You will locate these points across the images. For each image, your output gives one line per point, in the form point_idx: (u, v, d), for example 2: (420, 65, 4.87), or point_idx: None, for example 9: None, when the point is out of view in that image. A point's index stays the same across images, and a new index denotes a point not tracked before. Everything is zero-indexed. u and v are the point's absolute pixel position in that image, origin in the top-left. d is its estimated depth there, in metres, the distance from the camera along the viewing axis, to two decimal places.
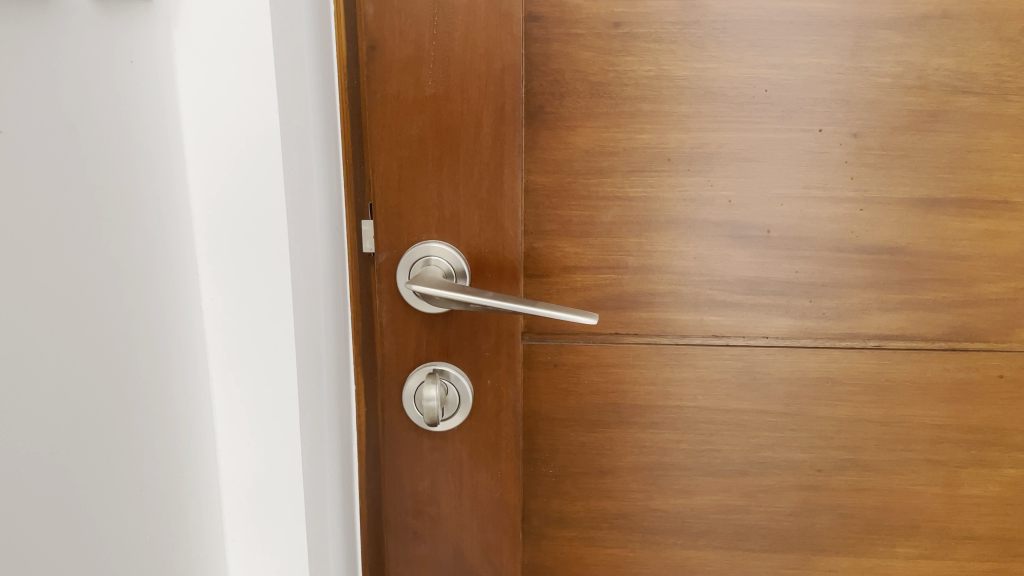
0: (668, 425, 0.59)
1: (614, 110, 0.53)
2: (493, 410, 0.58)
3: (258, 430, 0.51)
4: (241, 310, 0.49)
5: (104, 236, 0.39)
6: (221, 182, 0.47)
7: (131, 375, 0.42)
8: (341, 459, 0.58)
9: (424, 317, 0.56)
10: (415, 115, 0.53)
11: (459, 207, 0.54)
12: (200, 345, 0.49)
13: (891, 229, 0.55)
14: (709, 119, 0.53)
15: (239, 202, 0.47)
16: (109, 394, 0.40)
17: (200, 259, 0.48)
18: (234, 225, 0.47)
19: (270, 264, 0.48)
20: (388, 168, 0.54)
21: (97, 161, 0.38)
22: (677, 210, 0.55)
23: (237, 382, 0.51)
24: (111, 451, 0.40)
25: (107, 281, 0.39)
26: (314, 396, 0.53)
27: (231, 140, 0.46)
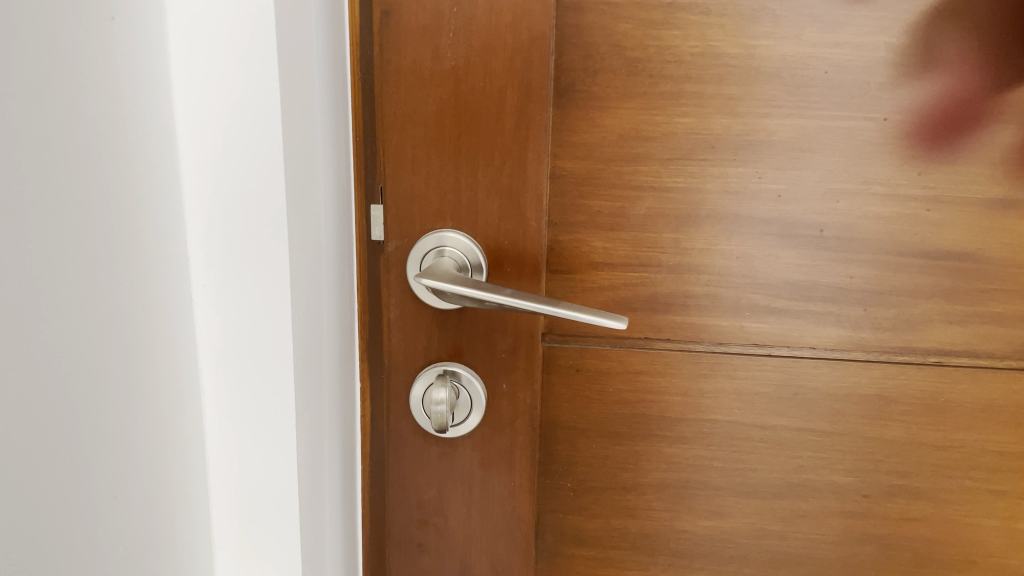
0: (700, 441, 0.54)
1: (653, 90, 0.48)
2: (509, 416, 0.53)
3: (251, 431, 0.47)
4: (236, 299, 0.44)
5: (81, 212, 0.34)
6: (216, 157, 0.42)
7: (116, 369, 0.37)
8: (341, 462, 0.53)
9: (436, 312, 0.52)
10: (432, 90, 0.48)
11: (478, 193, 0.49)
12: (189, 337, 0.44)
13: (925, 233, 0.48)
14: (761, 102, 0.47)
15: (233, 180, 0.42)
16: (91, 390, 0.36)
17: (191, 241, 0.43)
18: (228, 203, 0.42)
19: (267, 248, 0.43)
20: (401, 149, 0.49)
21: (74, 126, 0.33)
22: (719, 204, 0.49)
23: (227, 377, 0.46)
24: (84, 457, 0.35)
25: (86, 262, 0.34)
26: (313, 395, 0.49)
27: (228, 110, 0.41)
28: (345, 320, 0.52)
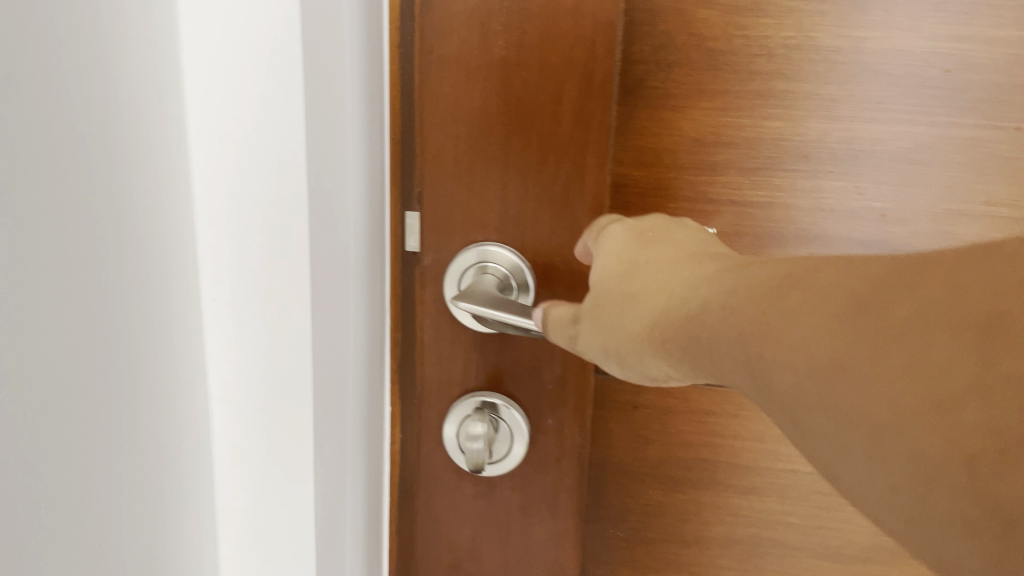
0: (775, 493, 0.47)
1: (737, 87, 0.41)
2: (553, 456, 0.47)
3: (264, 467, 0.41)
4: (250, 317, 0.39)
5: (65, 219, 0.28)
6: (231, 158, 0.36)
7: (105, 399, 0.32)
8: (366, 497, 0.47)
9: (475, 334, 0.46)
10: (478, 85, 0.41)
11: (528, 203, 0.43)
12: (197, 358, 0.39)
13: (624, 371, 0.33)
14: (866, 105, 0.40)
15: (250, 184, 0.37)
16: (82, 423, 0.30)
17: (202, 251, 0.38)
18: (244, 211, 0.37)
19: (285, 263, 0.38)
20: (441, 150, 0.43)
21: (59, 118, 0.28)
22: (810, 223, 0.42)
23: (240, 404, 0.41)
24: (72, 505, 0.30)
25: (71, 277, 0.29)
26: (334, 425, 0.43)
27: (246, 104, 0.35)
28: (376, 342, 0.46)
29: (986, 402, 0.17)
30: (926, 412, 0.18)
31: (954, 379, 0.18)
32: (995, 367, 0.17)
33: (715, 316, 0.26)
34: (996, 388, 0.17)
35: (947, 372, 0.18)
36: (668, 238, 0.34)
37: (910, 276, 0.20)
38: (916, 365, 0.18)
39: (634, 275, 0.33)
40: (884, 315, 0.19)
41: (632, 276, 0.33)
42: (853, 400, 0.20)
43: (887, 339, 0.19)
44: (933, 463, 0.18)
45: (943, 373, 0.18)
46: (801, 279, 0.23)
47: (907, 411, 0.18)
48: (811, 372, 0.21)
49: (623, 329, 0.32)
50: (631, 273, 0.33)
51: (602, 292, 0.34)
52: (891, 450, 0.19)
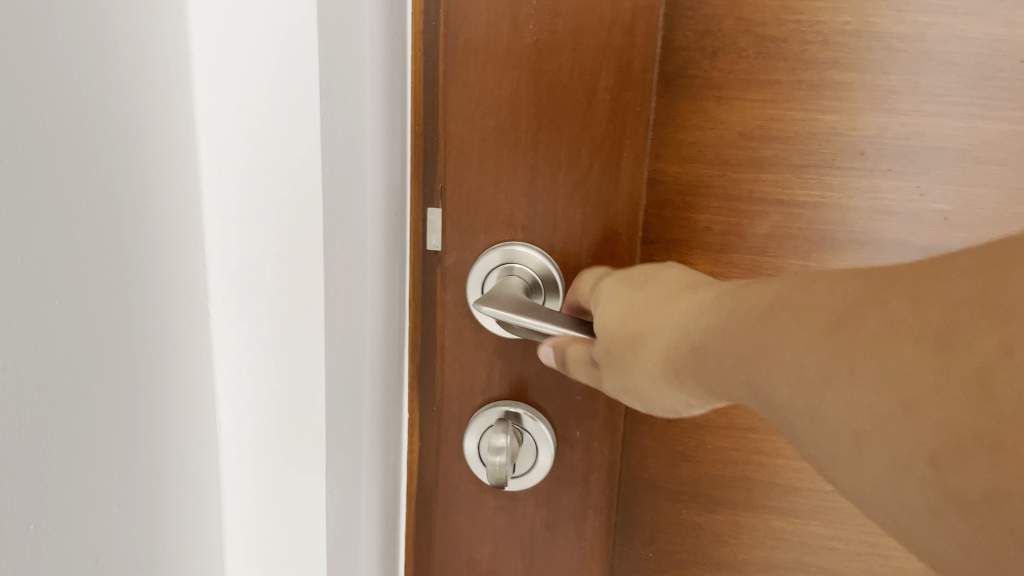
0: (819, 516, 0.43)
1: (788, 77, 0.37)
2: (581, 470, 0.44)
3: (273, 479, 0.39)
4: (258, 318, 0.36)
5: (55, 213, 0.26)
6: (241, 148, 0.34)
7: (105, 408, 0.29)
8: (384, 510, 0.45)
9: (500, 339, 0.43)
10: (506, 72, 0.38)
11: (558, 200, 0.40)
12: (204, 360, 0.37)
13: (649, 407, 0.34)
14: (930, 98, 0.37)
15: (260, 177, 0.34)
16: (80, 434, 0.28)
17: (209, 247, 0.35)
18: (255, 205, 0.34)
19: (297, 262, 0.35)
20: (466, 143, 0.40)
21: (46, 103, 0.25)
22: (863, 225, 0.39)
23: (250, 411, 0.38)
24: (66, 521, 0.28)
25: (66, 275, 0.27)
26: (350, 434, 0.40)
27: (256, 91, 0.33)
28: (394, 346, 0.43)
29: (943, 404, 0.17)
30: (905, 424, 0.18)
31: (915, 382, 0.18)
32: (969, 377, 0.17)
33: (719, 352, 0.26)
34: (959, 389, 0.17)
35: (912, 376, 0.18)
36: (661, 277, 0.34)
37: (880, 287, 0.20)
38: (887, 378, 0.19)
39: (634, 318, 0.33)
40: (855, 332, 0.20)
41: (632, 317, 0.33)
42: (840, 411, 0.20)
43: (861, 354, 0.20)
44: (906, 461, 0.18)
45: (909, 380, 0.18)
46: (785, 294, 0.24)
47: (877, 418, 0.19)
48: (800, 386, 0.22)
49: (636, 369, 0.32)
50: (630, 313, 0.33)
51: (605, 338, 0.34)
52: (863, 450, 0.20)
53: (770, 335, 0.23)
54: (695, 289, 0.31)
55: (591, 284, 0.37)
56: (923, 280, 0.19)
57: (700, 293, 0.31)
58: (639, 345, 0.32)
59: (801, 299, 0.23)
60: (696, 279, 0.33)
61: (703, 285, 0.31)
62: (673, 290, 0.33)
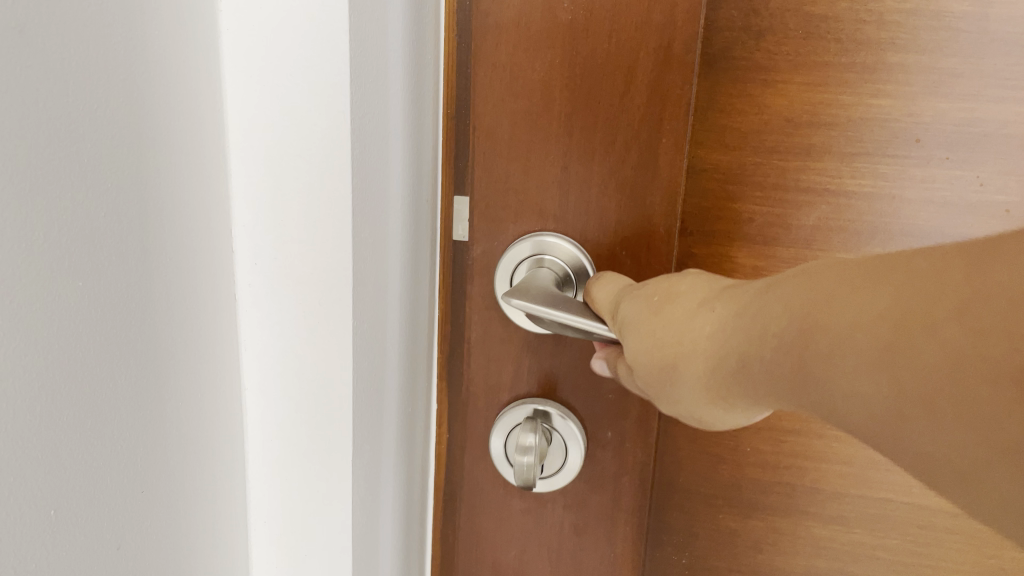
0: (864, 523, 0.41)
1: (839, 59, 0.35)
2: (613, 473, 0.42)
3: (299, 475, 0.37)
4: (283, 303, 0.34)
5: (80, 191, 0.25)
6: (268, 127, 0.32)
7: (133, 395, 0.28)
8: (409, 506, 0.43)
9: (529, 334, 0.41)
10: (539, 52, 0.37)
11: (592, 188, 0.38)
12: (230, 347, 0.35)
13: (704, 423, 0.33)
14: (995, 81, 0.34)
15: (288, 160, 0.32)
16: (107, 420, 0.27)
17: (237, 229, 0.34)
18: (282, 189, 0.33)
19: (322, 249, 0.33)
20: (496, 127, 0.38)
21: (72, 73, 0.24)
22: (918, 217, 0.36)
23: (276, 402, 0.36)
24: (89, 513, 0.26)
25: (91, 257, 0.25)
26: (376, 427, 0.38)
27: (284, 66, 0.31)
28: (422, 338, 0.41)
29: None
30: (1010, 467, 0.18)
31: (1004, 422, 0.18)
32: None
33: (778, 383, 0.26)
34: None
35: (1002, 415, 0.18)
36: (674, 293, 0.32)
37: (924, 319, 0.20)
38: (975, 421, 0.18)
39: (659, 349, 0.31)
40: (913, 367, 0.20)
41: (657, 347, 0.31)
42: (926, 449, 0.20)
43: (936, 397, 0.19)
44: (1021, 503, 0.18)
45: (997, 420, 0.18)
46: (815, 317, 0.23)
47: (971, 454, 0.19)
48: (874, 419, 0.21)
49: (684, 396, 0.31)
50: (654, 342, 0.31)
51: (637, 365, 0.33)
52: (967, 487, 0.19)
53: (820, 364, 0.23)
54: (716, 303, 0.30)
55: (609, 296, 0.35)
56: (969, 300, 0.19)
57: (722, 308, 0.29)
58: (679, 375, 0.30)
59: (838, 331, 0.22)
60: (714, 284, 0.31)
61: (722, 296, 0.30)
62: (692, 305, 0.31)
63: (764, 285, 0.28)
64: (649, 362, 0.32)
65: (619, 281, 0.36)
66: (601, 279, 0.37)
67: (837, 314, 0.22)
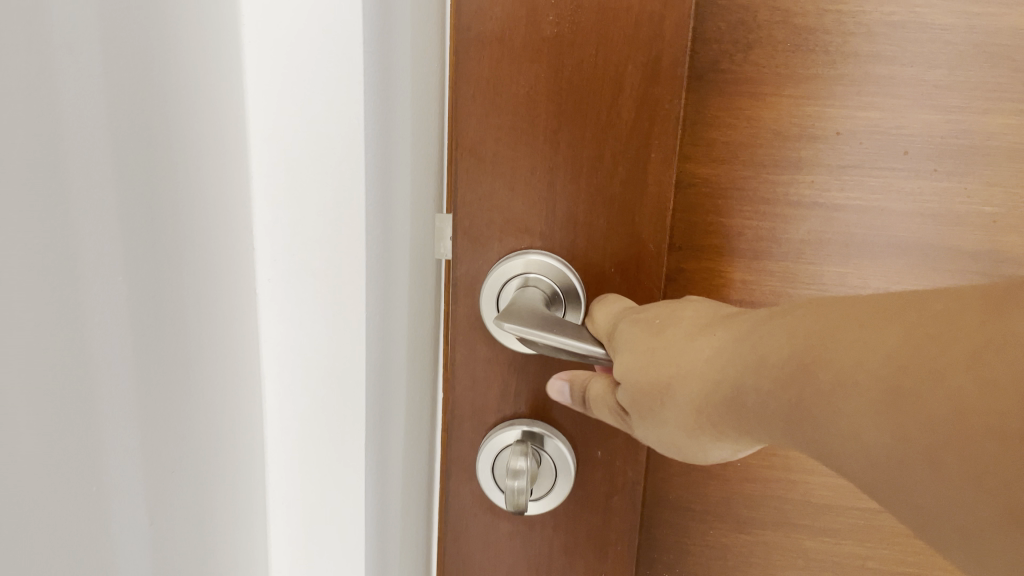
0: (855, 534, 0.41)
1: (827, 71, 0.35)
2: (603, 492, 0.41)
3: (315, 446, 0.41)
4: (302, 296, 0.39)
5: (85, 190, 0.26)
6: (286, 135, 0.37)
7: (162, 384, 0.31)
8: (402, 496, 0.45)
9: (515, 354, 0.40)
10: (524, 66, 0.35)
11: (579, 205, 0.37)
12: (253, 344, 0.39)
13: (689, 457, 0.33)
14: (981, 94, 0.34)
15: (309, 160, 0.37)
16: (136, 409, 0.29)
17: (259, 229, 0.38)
18: (301, 191, 0.37)
19: (343, 249, 0.38)
20: (479, 144, 0.37)
21: (148, 98, 0.29)
22: (906, 229, 0.36)
23: (293, 386, 0.41)
24: (86, 518, 0.27)
25: (140, 260, 0.29)
26: (377, 413, 0.41)
27: (304, 83, 0.36)
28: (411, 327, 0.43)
29: None
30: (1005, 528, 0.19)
31: (1001, 481, 0.19)
32: None
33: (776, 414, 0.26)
34: None
35: (1000, 474, 0.19)
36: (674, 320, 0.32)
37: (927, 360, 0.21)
38: (974, 476, 0.19)
39: (655, 372, 0.31)
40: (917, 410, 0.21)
41: (652, 371, 0.31)
42: (926, 500, 0.21)
43: (938, 446, 0.20)
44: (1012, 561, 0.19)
45: (994, 479, 0.19)
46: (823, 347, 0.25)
47: (968, 510, 0.20)
48: (875, 465, 0.22)
49: (674, 424, 0.31)
50: (650, 367, 0.31)
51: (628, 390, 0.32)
52: (968, 543, 0.20)
53: (815, 385, 0.24)
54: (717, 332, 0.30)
55: (609, 320, 0.35)
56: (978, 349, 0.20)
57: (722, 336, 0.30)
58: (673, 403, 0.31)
59: (843, 360, 0.23)
60: (715, 314, 0.32)
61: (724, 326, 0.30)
62: (692, 330, 0.31)
63: (769, 316, 0.28)
64: (642, 386, 0.32)
65: (620, 303, 0.36)
66: (596, 306, 0.37)
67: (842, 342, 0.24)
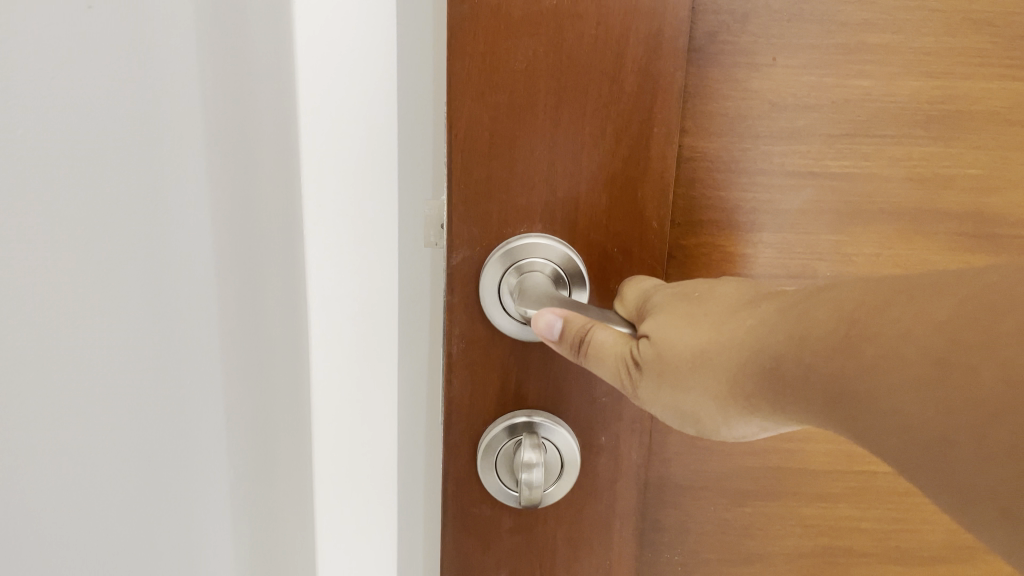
0: (850, 497, 0.42)
1: (822, 41, 0.35)
2: (607, 477, 0.41)
3: (349, 401, 0.48)
4: (338, 266, 0.45)
5: (155, 184, 0.40)
6: (320, 124, 0.42)
7: (246, 304, 0.46)
8: (413, 450, 0.49)
9: (516, 343, 0.38)
10: (521, 41, 0.34)
11: (581, 184, 0.36)
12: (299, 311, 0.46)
13: (699, 431, 0.34)
14: (964, 60, 0.35)
15: (351, 146, 0.43)
16: (240, 322, 0.46)
17: (307, 211, 0.44)
18: (343, 175, 0.43)
19: (381, 221, 0.44)
20: (476, 124, 0.35)
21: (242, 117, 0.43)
22: (895, 195, 0.37)
23: (329, 349, 0.47)
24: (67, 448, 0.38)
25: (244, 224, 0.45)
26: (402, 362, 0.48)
27: (339, 79, 0.42)
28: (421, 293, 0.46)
29: None
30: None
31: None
32: None
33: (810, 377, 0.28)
34: None
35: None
36: (709, 294, 0.33)
37: (976, 339, 0.22)
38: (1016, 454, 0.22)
39: (688, 344, 0.32)
40: (969, 386, 0.23)
41: (683, 343, 0.32)
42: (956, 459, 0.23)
43: (983, 420, 0.22)
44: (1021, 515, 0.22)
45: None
46: (870, 316, 0.26)
47: (997, 474, 0.22)
48: (927, 445, 0.24)
49: (696, 396, 0.32)
50: (682, 339, 0.32)
51: (659, 361, 0.32)
52: (987, 497, 0.23)
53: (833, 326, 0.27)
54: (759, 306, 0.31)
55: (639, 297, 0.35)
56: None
57: (769, 312, 0.30)
58: (698, 374, 0.32)
59: (886, 322, 0.25)
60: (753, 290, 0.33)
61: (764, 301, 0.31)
62: (732, 306, 0.32)
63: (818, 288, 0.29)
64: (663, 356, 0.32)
65: (649, 280, 0.36)
66: (622, 288, 0.37)
67: (893, 306, 0.25)
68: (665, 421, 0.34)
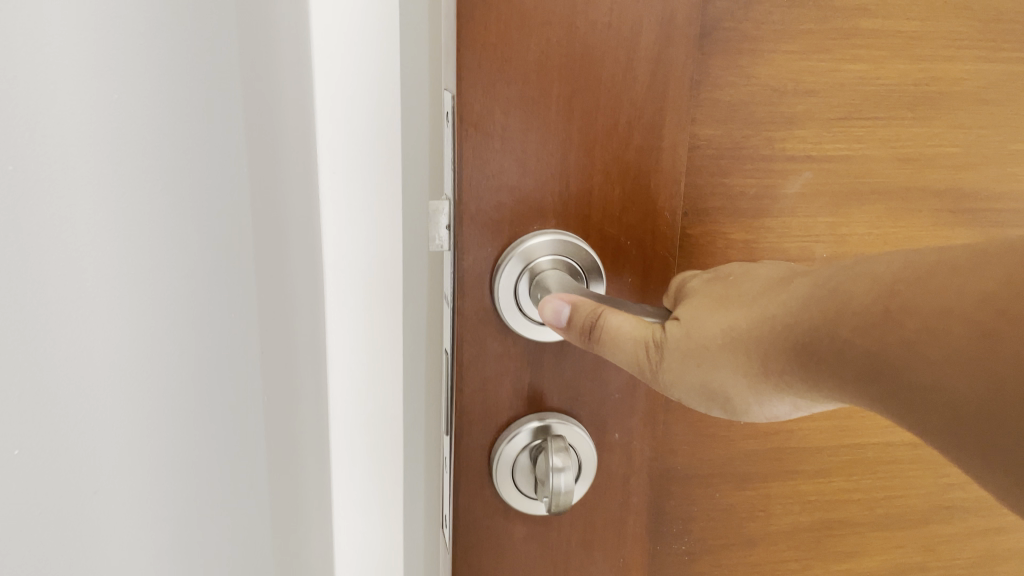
0: (842, 469, 0.44)
1: (820, 27, 0.36)
2: (619, 474, 0.40)
3: (364, 394, 0.50)
4: (357, 264, 0.47)
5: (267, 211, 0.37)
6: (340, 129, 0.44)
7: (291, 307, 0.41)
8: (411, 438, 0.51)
9: (529, 344, 0.37)
10: (535, 30, 0.32)
11: (595, 177, 0.35)
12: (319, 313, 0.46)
13: (727, 412, 0.33)
14: (945, 44, 0.37)
15: (362, 149, 0.45)
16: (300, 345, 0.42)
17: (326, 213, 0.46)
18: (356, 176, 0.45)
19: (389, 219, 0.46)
20: (488, 118, 0.33)
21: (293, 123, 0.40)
22: (884, 175, 0.39)
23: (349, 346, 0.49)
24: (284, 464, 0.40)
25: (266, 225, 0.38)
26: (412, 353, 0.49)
27: (351, 88, 0.44)
28: (418, 295, 0.48)
29: None
30: None
31: None
32: None
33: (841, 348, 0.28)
34: None
35: None
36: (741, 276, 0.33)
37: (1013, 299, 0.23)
38: None
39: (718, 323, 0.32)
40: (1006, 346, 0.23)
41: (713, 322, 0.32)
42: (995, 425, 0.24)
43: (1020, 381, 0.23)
44: None
45: None
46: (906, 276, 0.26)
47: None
48: (965, 412, 0.24)
49: (722, 374, 0.32)
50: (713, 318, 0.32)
51: (686, 340, 0.32)
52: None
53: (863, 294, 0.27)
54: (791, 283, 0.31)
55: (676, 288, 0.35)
56: None
57: (803, 285, 0.30)
58: (725, 351, 0.31)
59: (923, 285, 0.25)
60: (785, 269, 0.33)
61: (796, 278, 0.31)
62: (763, 285, 0.32)
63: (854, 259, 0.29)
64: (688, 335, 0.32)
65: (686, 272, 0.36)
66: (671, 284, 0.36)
67: (929, 269, 0.25)
68: (691, 405, 0.34)
